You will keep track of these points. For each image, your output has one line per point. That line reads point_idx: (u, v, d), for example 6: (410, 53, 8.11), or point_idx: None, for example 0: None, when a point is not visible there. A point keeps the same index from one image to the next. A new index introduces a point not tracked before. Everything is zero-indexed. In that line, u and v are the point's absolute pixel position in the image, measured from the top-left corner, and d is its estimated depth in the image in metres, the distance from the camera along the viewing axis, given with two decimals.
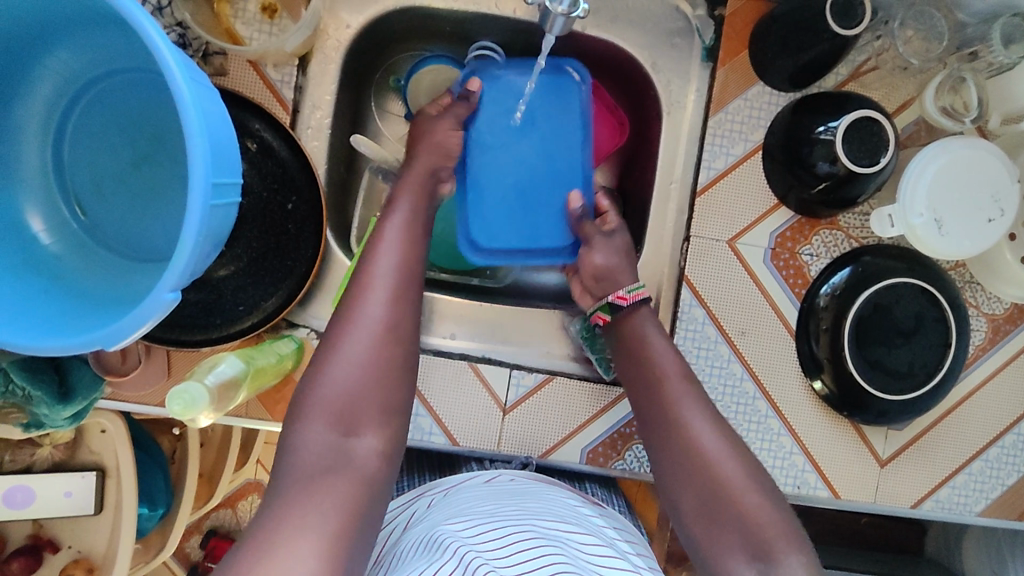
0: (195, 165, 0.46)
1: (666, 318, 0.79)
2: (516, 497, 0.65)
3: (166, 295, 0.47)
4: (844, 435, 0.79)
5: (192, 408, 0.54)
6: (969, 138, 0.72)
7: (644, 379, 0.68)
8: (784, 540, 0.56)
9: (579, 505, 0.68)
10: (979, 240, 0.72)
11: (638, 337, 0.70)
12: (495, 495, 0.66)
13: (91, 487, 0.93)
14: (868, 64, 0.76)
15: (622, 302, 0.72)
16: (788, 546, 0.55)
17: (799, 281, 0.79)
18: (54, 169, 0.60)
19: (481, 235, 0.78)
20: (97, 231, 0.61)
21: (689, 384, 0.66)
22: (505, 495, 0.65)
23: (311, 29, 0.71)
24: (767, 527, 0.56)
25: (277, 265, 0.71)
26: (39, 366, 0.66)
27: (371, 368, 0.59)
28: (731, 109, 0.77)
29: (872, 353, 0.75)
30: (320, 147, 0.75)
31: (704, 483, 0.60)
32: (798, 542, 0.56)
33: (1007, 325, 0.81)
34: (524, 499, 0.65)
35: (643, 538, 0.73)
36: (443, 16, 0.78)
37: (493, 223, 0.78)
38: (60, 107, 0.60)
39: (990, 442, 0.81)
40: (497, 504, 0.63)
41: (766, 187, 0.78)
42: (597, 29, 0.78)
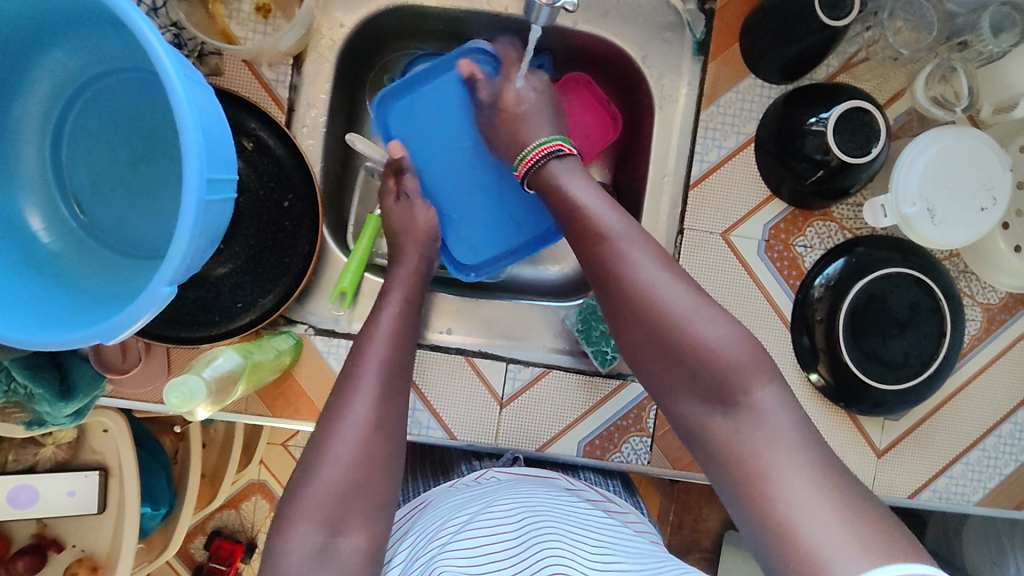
0: (189, 159, 0.47)
1: None
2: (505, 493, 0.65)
3: (163, 289, 0.48)
4: (841, 426, 0.79)
5: (190, 399, 0.55)
6: (960, 128, 0.72)
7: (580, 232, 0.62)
8: (744, 376, 0.52)
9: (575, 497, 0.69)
10: (972, 229, 0.72)
11: (557, 186, 0.66)
12: (485, 494, 0.66)
13: (94, 487, 0.93)
14: (859, 55, 0.77)
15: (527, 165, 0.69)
16: (750, 379, 0.52)
17: (793, 272, 0.79)
18: (53, 169, 0.61)
19: (467, 257, 0.82)
20: (95, 229, 0.62)
21: (628, 236, 0.60)
22: (494, 492, 0.66)
23: (305, 28, 0.72)
24: (723, 363, 0.52)
25: (274, 262, 0.72)
26: (41, 364, 0.66)
27: None
28: (722, 102, 0.78)
29: (868, 344, 0.75)
30: (316, 146, 0.76)
31: (657, 336, 0.55)
32: (763, 370, 0.53)
33: (1002, 314, 0.81)
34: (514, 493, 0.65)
35: (642, 519, 0.74)
36: (435, 15, 0.79)
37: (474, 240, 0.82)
38: (58, 107, 0.60)
39: (987, 431, 0.81)
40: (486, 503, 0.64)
41: (758, 179, 0.78)
42: (588, 24, 0.79)
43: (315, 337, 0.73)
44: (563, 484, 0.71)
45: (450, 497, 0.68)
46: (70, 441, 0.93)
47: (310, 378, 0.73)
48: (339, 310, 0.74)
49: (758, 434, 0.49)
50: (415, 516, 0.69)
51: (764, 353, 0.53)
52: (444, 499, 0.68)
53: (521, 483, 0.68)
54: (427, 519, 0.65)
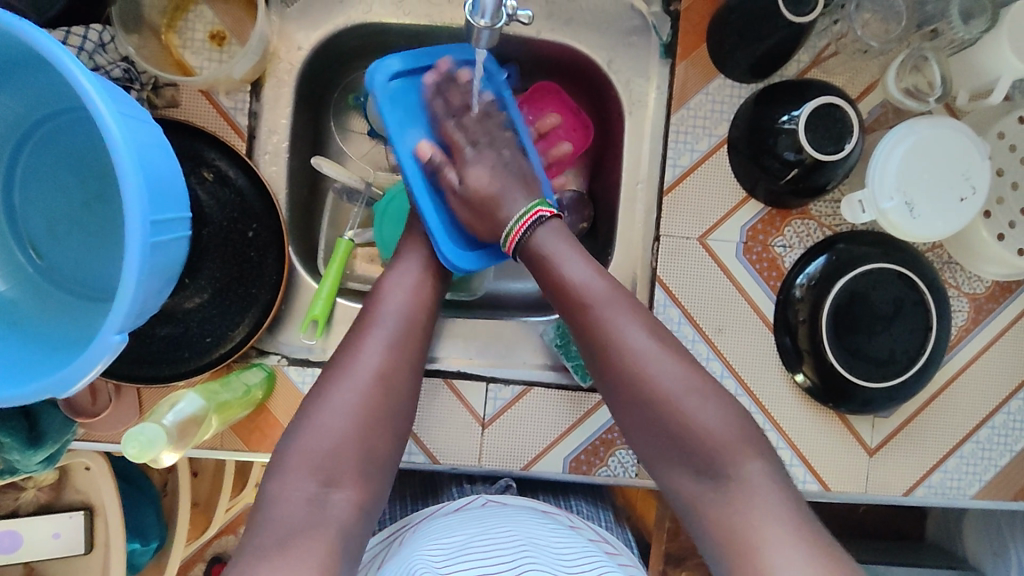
0: (131, 204, 0.46)
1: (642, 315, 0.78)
2: (487, 520, 0.66)
3: (114, 337, 0.47)
4: (830, 427, 0.78)
5: (149, 448, 0.54)
6: (935, 118, 0.71)
7: (567, 308, 0.64)
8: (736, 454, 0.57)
9: (557, 527, 0.68)
10: (952, 220, 0.70)
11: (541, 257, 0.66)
12: (463, 521, 0.66)
13: (79, 528, 0.92)
14: (829, 49, 0.75)
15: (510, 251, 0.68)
16: (742, 458, 0.57)
17: (773, 273, 0.77)
18: (6, 216, 0.59)
19: None
20: (53, 273, 0.60)
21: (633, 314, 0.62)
22: (478, 518, 0.66)
23: (260, 54, 0.70)
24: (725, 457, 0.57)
25: (242, 294, 0.70)
26: (8, 413, 0.66)
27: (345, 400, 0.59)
28: (692, 104, 0.76)
29: (852, 342, 0.73)
30: (279, 172, 0.74)
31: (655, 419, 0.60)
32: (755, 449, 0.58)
33: (989, 303, 0.79)
34: (497, 522, 0.65)
35: (630, 555, 0.74)
36: (396, 32, 0.77)
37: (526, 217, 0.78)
38: (6, 151, 0.58)
39: (980, 423, 0.79)
40: (469, 533, 0.63)
41: (733, 181, 0.77)
42: (552, 33, 0.77)
43: (288, 368, 0.72)
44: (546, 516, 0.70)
45: (427, 523, 0.68)
46: (52, 482, 0.91)
47: (284, 409, 0.71)
48: (310, 339, 0.73)
49: (750, 511, 0.54)
50: (389, 548, 0.68)
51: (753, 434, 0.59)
52: (419, 527, 0.68)
53: (505, 509, 0.69)
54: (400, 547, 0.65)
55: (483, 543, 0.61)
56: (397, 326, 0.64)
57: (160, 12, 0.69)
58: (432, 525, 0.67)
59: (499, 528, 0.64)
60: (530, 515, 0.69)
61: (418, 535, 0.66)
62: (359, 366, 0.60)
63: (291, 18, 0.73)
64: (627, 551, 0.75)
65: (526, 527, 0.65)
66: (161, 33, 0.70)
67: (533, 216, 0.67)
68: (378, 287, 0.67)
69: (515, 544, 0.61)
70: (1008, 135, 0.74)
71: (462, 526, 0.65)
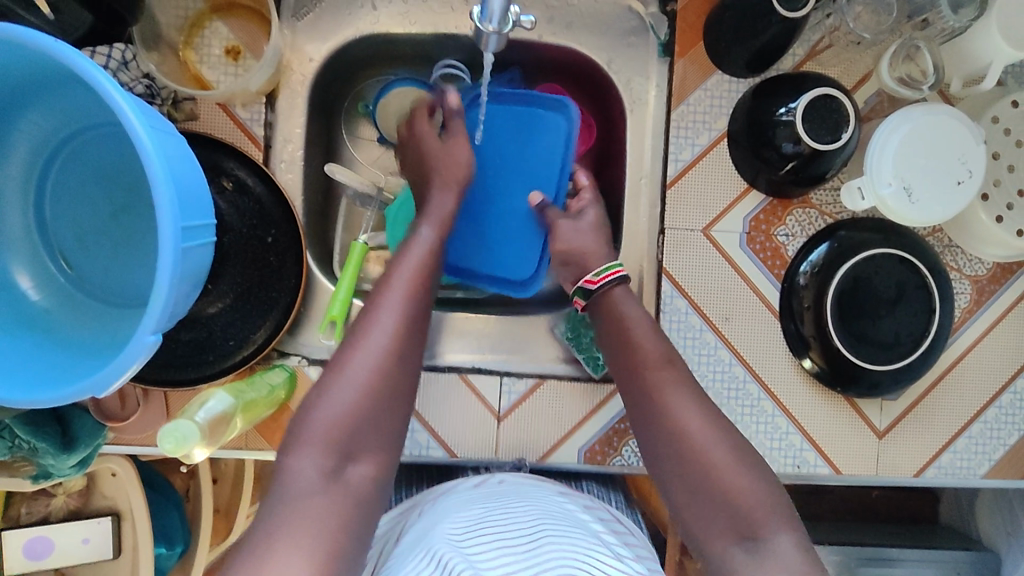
0: (163, 211, 0.48)
1: (650, 303, 0.79)
2: (504, 498, 0.68)
3: (148, 337, 0.49)
4: (839, 411, 0.80)
5: (184, 444, 0.56)
6: (928, 106, 0.72)
7: (622, 357, 0.66)
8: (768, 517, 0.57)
9: (569, 505, 0.70)
10: (951, 204, 0.72)
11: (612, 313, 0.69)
12: (482, 498, 0.68)
13: (108, 532, 0.94)
14: (823, 42, 0.77)
15: (590, 285, 0.71)
16: (778, 517, 0.56)
17: (777, 262, 0.79)
18: (38, 229, 0.62)
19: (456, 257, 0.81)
20: (84, 282, 0.63)
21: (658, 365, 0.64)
22: (495, 496, 0.68)
23: (273, 67, 0.73)
24: (752, 510, 0.57)
25: (263, 297, 0.73)
26: (42, 419, 0.67)
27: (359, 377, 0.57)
28: (692, 100, 0.78)
29: (856, 326, 0.75)
30: (295, 179, 0.76)
31: (689, 453, 0.60)
32: (782, 512, 0.57)
33: (991, 285, 0.81)
34: (517, 502, 0.67)
35: (643, 537, 0.77)
36: (403, 41, 0.80)
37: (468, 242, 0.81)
38: (36, 166, 0.61)
39: (987, 403, 0.81)
40: (486, 509, 0.66)
41: (734, 173, 0.79)
42: (553, 36, 0.80)
43: (309, 367, 0.75)
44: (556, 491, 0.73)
45: (447, 499, 0.70)
46: (81, 487, 0.94)
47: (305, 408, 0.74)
48: (330, 340, 0.75)
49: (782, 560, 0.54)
50: (410, 518, 0.71)
51: (779, 494, 0.58)
52: (439, 502, 0.70)
53: (522, 487, 0.71)
54: (422, 521, 0.67)
55: (504, 524, 0.63)
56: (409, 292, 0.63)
57: (177, 30, 0.73)
58: (447, 503, 0.69)
59: (519, 505, 0.66)
60: (543, 491, 0.71)
61: (438, 510, 0.68)
62: (371, 332, 0.60)
63: (301, 31, 0.76)
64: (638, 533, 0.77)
65: (544, 506, 0.67)
66: (179, 50, 0.73)
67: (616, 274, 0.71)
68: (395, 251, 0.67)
69: (528, 521, 0.63)
70: (1002, 119, 0.76)
71: (482, 503, 0.67)
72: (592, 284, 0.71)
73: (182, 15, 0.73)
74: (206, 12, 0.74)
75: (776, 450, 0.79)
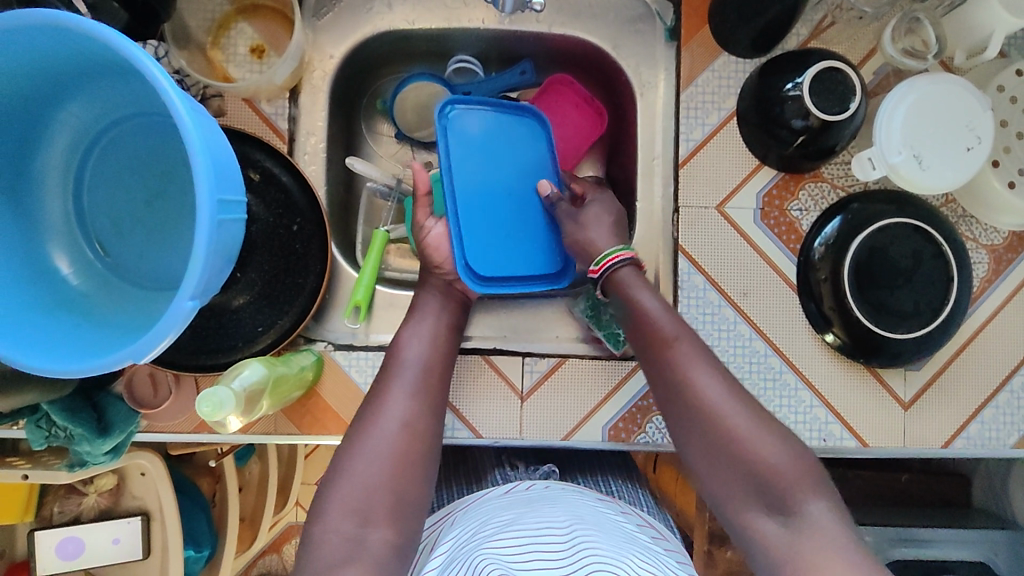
0: (200, 181, 0.50)
1: (668, 291, 0.81)
2: (535, 502, 0.69)
3: (187, 302, 0.51)
4: (862, 382, 0.80)
5: (220, 409, 0.58)
6: (932, 75, 0.74)
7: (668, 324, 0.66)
8: None
9: (611, 513, 0.71)
10: (962, 169, 0.73)
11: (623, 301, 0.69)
12: (514, 504, 0.69)
13: (137, 532, 0.95)
14: (826, 21, 0.79)
15: (594, 275, 0.70)
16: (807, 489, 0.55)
17: (793, 236, 0.80)
18: (77, 216, 0.64)
19: (480, 264, 0.75)
20: (119, 267, 0.65)
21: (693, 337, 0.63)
22: (527, 502, 0.69)
23: (296, 60, 0.75)
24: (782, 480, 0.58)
25: (289, 284, 0.75)
26: (78, 405, 0.69)
27: (368, 454, 0.60)
28: (700, 82, 0.80)
29: (874, 296, 0.76)
30: (318, 171, 0.79)
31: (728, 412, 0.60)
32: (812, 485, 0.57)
33: (1009, 253, 0.81)
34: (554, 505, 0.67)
35: (678, 542, 0.76)
36: (418, 36, 0.83)
37: (487, 249, 0.76)
38: (75, 158, 0.63)
39: (1012, 372, 0.80)
40: (516, 513, 0.66)
41: (746, 150, 0.80)
42: (562, 27, 0.82)
43: (335, 352, 0.76)
44: (591, 496, 0.74)
45: (484, 503, 0.71)
46: (111, 487, 0.95)
47: (333, 390, 0.75)
48: (354, 324, 0.77)
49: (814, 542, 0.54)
50: (447, 524, 0.71)
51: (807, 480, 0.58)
52: (476, 506, 0.71)
53: (556, 493, 0.71)
54: (455, 530, 0.68)
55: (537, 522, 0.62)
56: (415, 374, 0.67)
57: (205, 32, 0.77)
58: (479, 509, 0.70)
59: (550, 510, 0.66)
60: (577, 497, 0.72)
61: (471, 516, 0.69)
62: (385, 410, 0.64)
63: (322, 29, 0.79)
64: (674, 539, 0.76)
65: (577, 508, 0.68)
66: (206, 49, 0.77)
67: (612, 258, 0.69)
68: (396, 340, 0.71)
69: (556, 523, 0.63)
70: (1007, 87, 0.77)
71: (513, 507, 0.68)
72: (595, 275, 0.70)
73: (210, 18, 0.77)
74: (232, 13, 0.77)
75: (800, 424, 0.79)
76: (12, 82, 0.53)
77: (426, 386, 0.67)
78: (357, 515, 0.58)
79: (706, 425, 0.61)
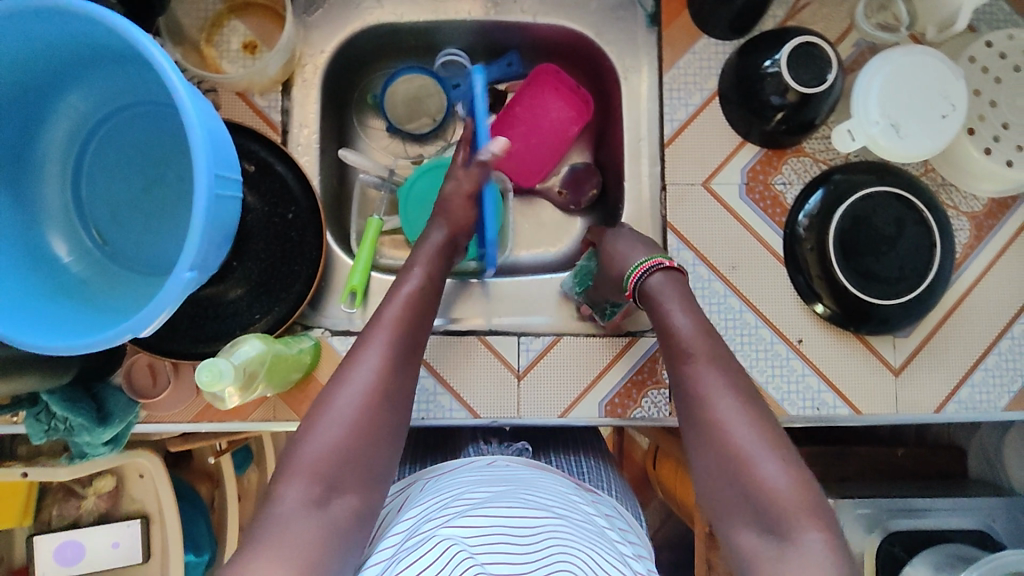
0: (198, 155, 0.51)
1: None
2: (512, 483, 0.64)
3: (187, 273, 0.52)
4: (854, 350, 0.81)
5: (219, 379, 0.59)
6: (905, 47, 0.76)
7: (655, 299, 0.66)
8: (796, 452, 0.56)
9: (571, 493, 0.67)
10: (938, 136, 0.75)
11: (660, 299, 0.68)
12: (491, 479, 0.65)
13: (137, 535, 0.94)
14: (801, 2, 0.82)
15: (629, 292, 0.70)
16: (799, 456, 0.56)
17: (778, 210, 0.82)
18: (75, 206, 0.65)
19: None
20: (116, 255, 0.66)
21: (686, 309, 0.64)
22: (505, 481, 0.65)
23: (289, 53, 0.77)
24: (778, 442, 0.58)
25: (285, 271, 0.76)
26: (78, 396, 0.69)
27: (356, 429, 0.58)
28: (682, 64, 0.82)
29: (860, 264, 0.77)
30: (312, 161, 0.80)
31: None
32: None
33: (989, 220, 0.83)
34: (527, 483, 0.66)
35: (642, 535, 0.73)
36: (406, 30, 0.85)
37: None
38: (74, 146, 0.65)
39: (999, 335, 0.82)
40: (492, 491, 0.62)
41: (729, 128, 0.82)
42: (546, 16, 0.85)
43: (332, 337, 0.77)
44: (557, 478, 0.70)
45: (446, 475, 0.68)
46: (110, 490, 0.94)
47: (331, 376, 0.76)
48: (351, 308, 0.78)
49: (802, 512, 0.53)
50: (403, 499, 0.68)
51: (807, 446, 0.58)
52: (440, 478, 0.68)
53: (528, 474, 0.68)
54: (424, 496, 0.65)
55: (513, 495, 0.61)
56: (389, 341, 0.63)
57: (198, 29, 0.79)
58: (453, 479, 0.67)
59: (526, 493, 0.62)
60: (547, 480, 0.68)
61: (442, 485, 0.66)
62: (354, 380, 0.60)
63: (313, 24, 0.81)
64: (638, 531, 0.73)
65: (549, 494, 0.64)
66: (200, 47, 0.79)
67: (648, 266, 0.69)
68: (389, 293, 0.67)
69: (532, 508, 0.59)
70: (978, 58, 0.79)
71: (489, 484, 0.64)
72: (630, 291, 0.70)
73: (202, 16, 0.79)
74: (224, 11, 0.79)
75: (792, 393, 0.80)
76: (10, 70, 0.55)
77: (403, 354, 0.64)
78: (325, 482, 0.57)
79: (706, 396, 0.61)
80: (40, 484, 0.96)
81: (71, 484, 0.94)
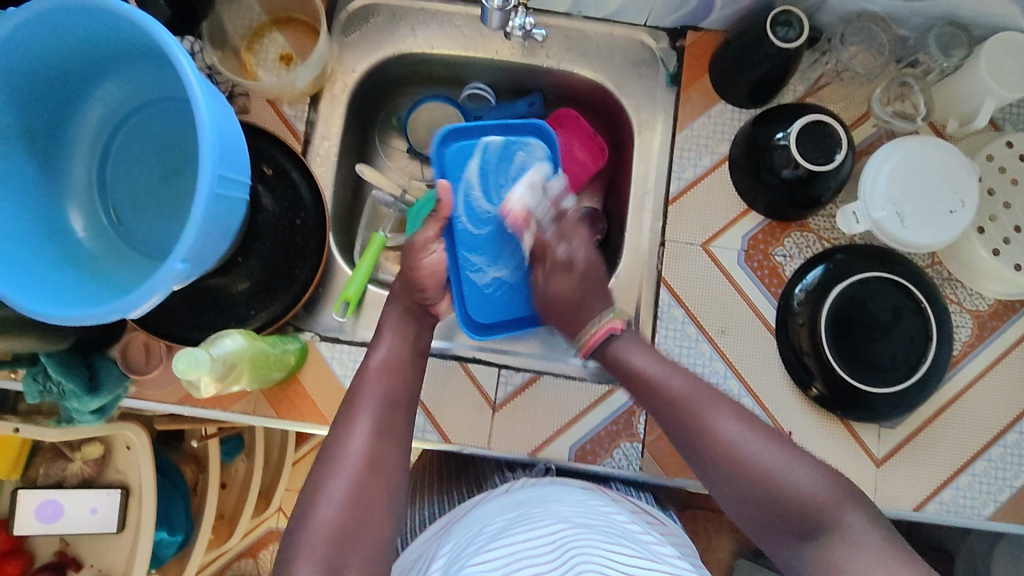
0: (205, 157, 0.55)
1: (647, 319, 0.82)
2: (525, 506, 0.65)
3: (177, 265, 0.55)
4: (836, 434, 0.79)
5: (194, 368, 0.63)
6: (919, 137, 0.76)
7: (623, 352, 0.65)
8: None
9: (601, 504, 0.67)
10: (944, 231, 0.74)
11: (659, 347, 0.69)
12: (507, 508, 0.66)
13: (115, 505, 0.97)
14: (823, 79, 0.83)
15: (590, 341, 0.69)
16: None
17: (774, 280, 0.82)
18: (98, 185, 0.70)
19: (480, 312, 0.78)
20: (129, 235, 0.71)
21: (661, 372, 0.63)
22: (521, 506, 0.65)
23: (319, 69, 0.81)
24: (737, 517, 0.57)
25: (284, 273, 0.79)
26: (73, 361, 0.73)
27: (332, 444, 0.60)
28: (696, 126, 0.84)
29: (851, 346, 0.76)
30: (327, 172, 0.84)
31: None
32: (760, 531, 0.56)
33: (993, 320, 0.81)
34: (537, 503, 0.65)
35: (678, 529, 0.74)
36: (437, 61, 0.89)
37: (487, 297, 0.78)
38: (106, 130, 0.70)
39: (991, 441, 0.79)
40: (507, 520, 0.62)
41: (736, 194, 0.83)
42: (570, 63, 0.87)
43: (320, 343, 0.80)
44: (586, 491, 0.69)
45: (472, 511, 0.69)
46: (97, 457, 0.98)
47: (312, 379, 0.79)
48: (341, 317, 0.80)
49: None
50: (433, 544, 0.67)
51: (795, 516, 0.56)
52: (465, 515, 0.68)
53: (543, 491, 0.68)
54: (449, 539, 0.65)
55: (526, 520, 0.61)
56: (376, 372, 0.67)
57: (241, 37, 0.84)
58: (475, 515, 0.67)
59: (540, 513, 0.63)
60: (571, 493, 0.68)
61: (466, 522, 0.66)
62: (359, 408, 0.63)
63: (348, 44, 0.85)
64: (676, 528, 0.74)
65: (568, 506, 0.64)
66: (240, 53, 0.85)
67: (607, 330, 0.68)
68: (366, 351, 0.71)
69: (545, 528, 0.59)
70: (996, 157, 0.79)
71: (507, 512, 0.64)
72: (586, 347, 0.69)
73: (247, 25, 0.84)
74: (268, 23, 0.85)
75: None
76: (53, 59, 0.60)
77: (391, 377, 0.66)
78: None
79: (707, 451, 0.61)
80: (34, 441, 1.01)
81: (61, 446, 0.98)
